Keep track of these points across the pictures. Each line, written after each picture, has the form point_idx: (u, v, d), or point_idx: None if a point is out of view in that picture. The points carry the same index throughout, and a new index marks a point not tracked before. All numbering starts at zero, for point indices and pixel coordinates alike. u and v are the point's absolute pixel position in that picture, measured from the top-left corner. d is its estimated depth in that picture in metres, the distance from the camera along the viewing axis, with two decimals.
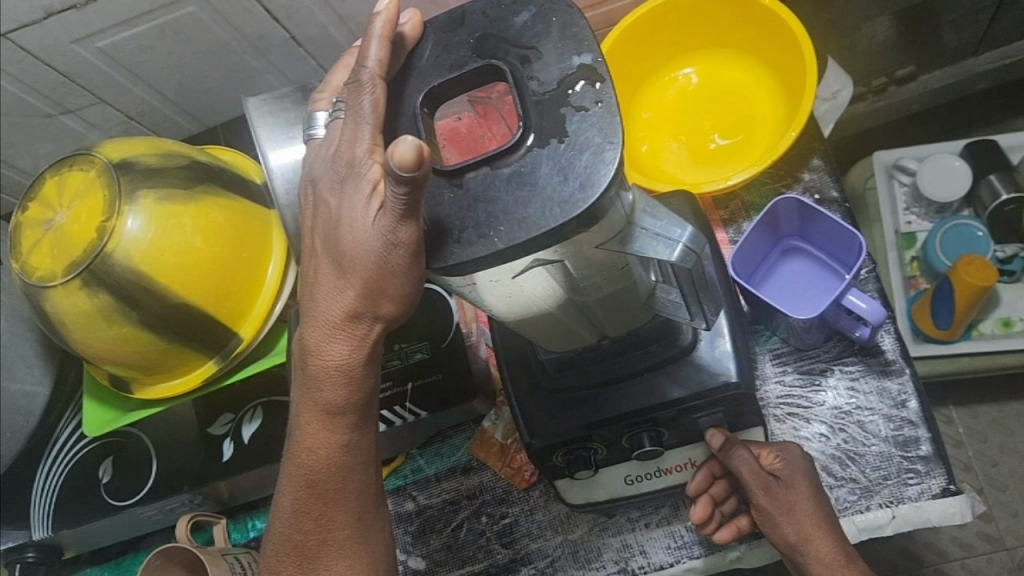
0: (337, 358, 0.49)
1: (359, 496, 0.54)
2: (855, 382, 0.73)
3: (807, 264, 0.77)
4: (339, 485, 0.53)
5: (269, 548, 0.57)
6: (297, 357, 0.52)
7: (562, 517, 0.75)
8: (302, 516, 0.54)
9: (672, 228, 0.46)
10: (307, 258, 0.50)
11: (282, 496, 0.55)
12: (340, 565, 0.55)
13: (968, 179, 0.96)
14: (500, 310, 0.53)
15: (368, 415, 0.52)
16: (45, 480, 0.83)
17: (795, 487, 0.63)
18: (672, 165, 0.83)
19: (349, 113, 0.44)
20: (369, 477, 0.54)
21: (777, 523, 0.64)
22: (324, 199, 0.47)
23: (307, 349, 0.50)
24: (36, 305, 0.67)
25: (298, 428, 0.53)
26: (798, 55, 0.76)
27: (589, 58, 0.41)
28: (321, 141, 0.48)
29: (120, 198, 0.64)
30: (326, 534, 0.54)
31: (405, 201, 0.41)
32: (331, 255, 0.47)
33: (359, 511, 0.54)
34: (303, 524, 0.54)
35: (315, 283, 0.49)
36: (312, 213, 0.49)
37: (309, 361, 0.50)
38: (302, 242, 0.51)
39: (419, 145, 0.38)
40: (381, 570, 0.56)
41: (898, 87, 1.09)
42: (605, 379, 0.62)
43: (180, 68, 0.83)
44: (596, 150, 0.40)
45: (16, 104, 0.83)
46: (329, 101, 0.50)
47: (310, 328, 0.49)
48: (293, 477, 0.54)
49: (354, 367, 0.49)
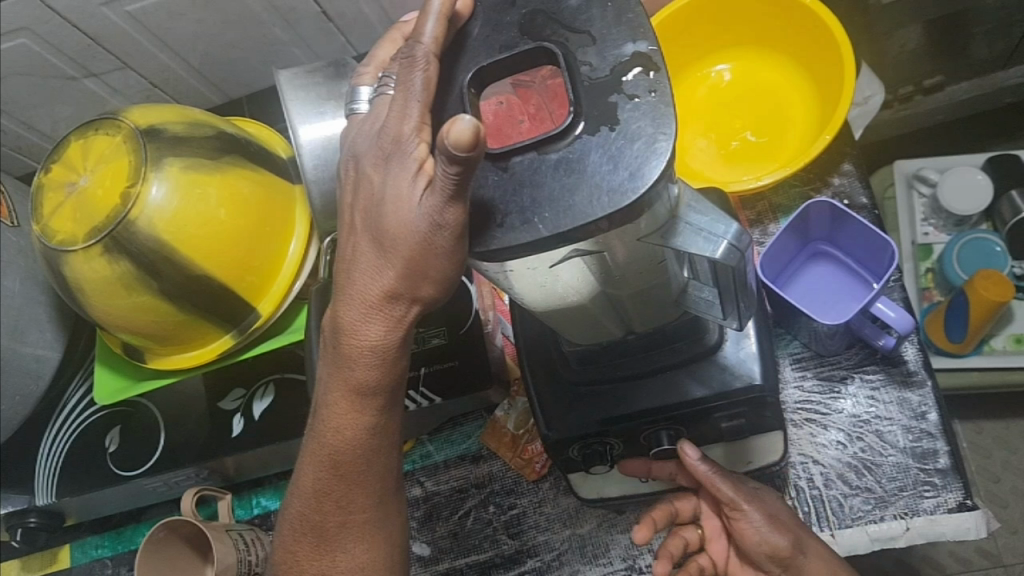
0: (371, 338, 0.48)
1: (381, 479, 0.54)
2: (876, 392, 0.72)
3: (833, 271, 0.77)
4: (363, 467, 0.53)
5: (285, 528, 0.57)
6: (329, 334, 0.51)
7: (571, 511, 0.75)
8: (322, 497, 0.54)
9: (717, 224, 0.45)
10: (345, 234, 0.49)
11: (303, 474, 0.55)
12: (356, 547, 0.55)
13: (990, 193, 0.95)
14: (529, 297, 0.53)
15: (396, 398, 0.52)
16: (51, 446, 0.82)
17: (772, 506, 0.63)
18: (698, 163, 0.82)
19: (398, 89, 0.43)
20: (391, 460, 0.54)
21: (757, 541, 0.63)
22: (366, 175, 0.46)
23: (340, 327, 0.49)
24: (54, 268, 0.66)
25: (325, 407, 0.52)
26: (836, 58, 0.75)
27: (644, 46, 0.41)
28: (365, 116, 0.47)
29: (145, 165, 0.63)
30: (344, 518, 0.54)
31: (455, 182, 0.40)
32: (371, 232, 0.46)
33: (379, 495, 0.54)
34: (323, 505, 0.54)
35: (352, 260, 0.48)
36: (351, 189, 0.48)
37: (342, 340, 0.49)
38: (340, 218, 0.50)
39: (477, 125, 0.37)
40: (395, 555, 0.56)
41: (925, 97, 1.06)
42: (628, 375, 0.61)
43: (207, 37, 0.82)
44: (649, 139, 0.39)
45: (39, 66, 0.81)
46: (373, 76, 0.50)
47: (345, 307, 0.48)
48: (316, 458, 0.53)
49: (388, 348, 0.48)
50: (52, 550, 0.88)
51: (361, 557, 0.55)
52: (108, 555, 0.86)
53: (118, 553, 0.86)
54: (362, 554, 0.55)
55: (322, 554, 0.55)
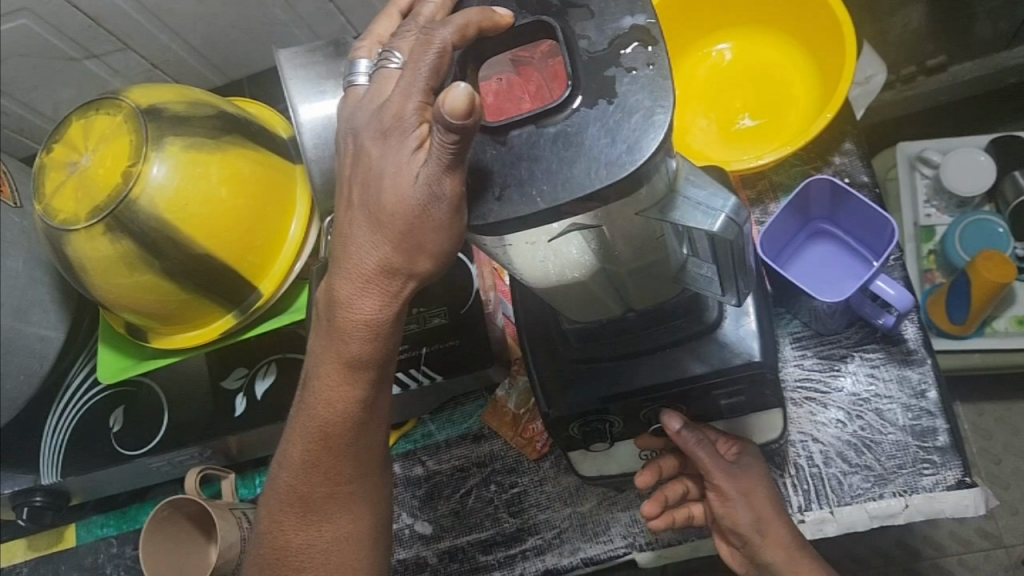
0: (366, 313, 0.48)
1: (367, 452, 0.55)
2: (876, 370, 0.72)
3: (833, 250, 0.77)
4: (351, 440, 0.54)
5: (271, 501, 0.59)
6: (323, 308, 0.51)
7: (571, 489, 0.75)
8: (310, 469, 0.55)
9: (714, 199, 0.45)
10: (343, 208, 0.49)
11: (291, 446, 0.56)
12: (340, 517, 0.57)
13: (993, 173, 0.94)
14: (529, 274, 0.53)
15: (387, 373, 0.52)
16: (55, 426, 0.82)
17: (746, 475, 0.65)
18: (699, 142, 0.82)
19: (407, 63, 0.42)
20: (378, 434, 0.55)
21: (733, 505, 0.64)
22: (365, 149, 0.46)
23: (336, 302, 0.49)
24: (56, 247, 0.67)
25: (316, 380, 0.52)
26: (837, 35, 0.75)
27: (642, 20, 0.41)
28: (366, 91, 0.47)
29: (146, 144, 0.63)
30: (331, 489, 0.56)
31: (454, 150, 0.40)
32: (366, 206, 0.46)
33: (365, 468, 0.56)
34: (311, 477, 0.55)
35: (349, 234, 0.48)
36: (350, 163, 0.48)
37: (335, 316, 0.49)
38: (338, 191, 0.50)
39: (471, 93, 0.37)
40: (378, 524, 0.59)
41: (927, 77, 1.04)
42: (628, 352, 0.61)
43: (207, 17, 0.82)
44: (646, 113, 0.39)
45: (40, 47, 0.81)
46: (371, 51, 0.50)
47: (340, 281, 0.48)
48: (306, 432, 0.54)
49: (384, 324, 0.49)
50: (58, 529, 0.89)
51: (345, 528, 0.57)
52: (113, 534, 0.87)
53: (122, 532, 0.87)
54: (347, 525, 0.57)
55: (309, 524, 0.57)
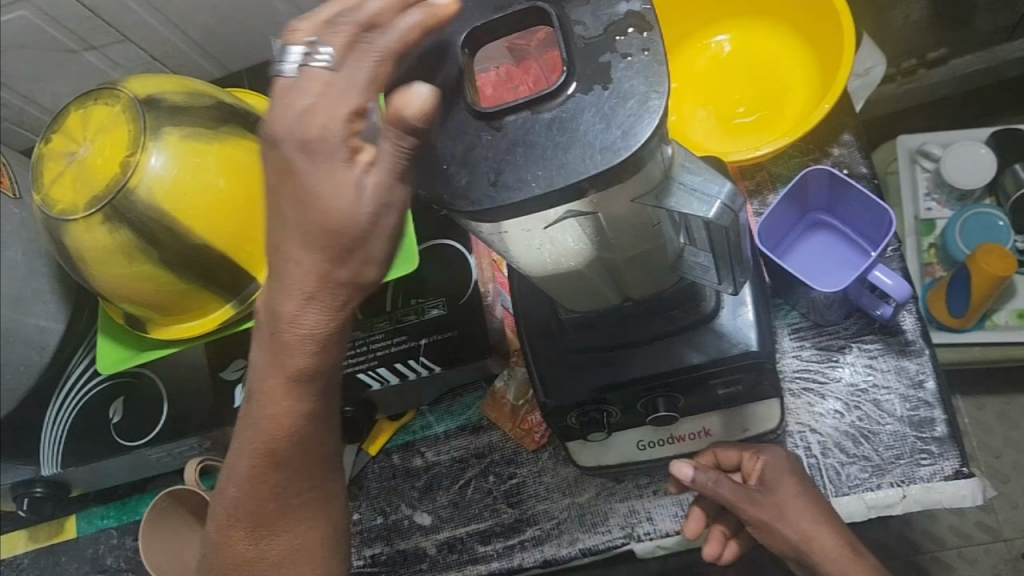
0: (310, 330, 0.47)
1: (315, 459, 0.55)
2: (873, 361, 0.72)
3: (832, 241, 0.77)
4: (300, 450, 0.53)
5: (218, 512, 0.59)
6: (261, 321, 0.49)
7: (570, 480, 0.76)
8: (261, 481, 0.55)
9: (710, 185, 0.45)
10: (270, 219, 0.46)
11: (238, 458, 0.55)
12: (294, 528, 0.58)
13: (993, 166, 0.94)
14: (526, 261, 0.53)
15: (332, 380, 0.52)
16: (56, 417, 0.83)
17: (778, 491, 0.62)
18: (699, 134, 0.82)
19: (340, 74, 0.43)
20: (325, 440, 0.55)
21: (772, 528, 0.62)
22: (288, 159, 0.43)
23: (277, 318, 0.47)
24: (55, 237, 0.67)
25: (260, 394, 0.51)
26: (835, 25, 0.75)
27: (637, 5, 0.41)
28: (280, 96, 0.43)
29: (144, 134, 0.63)
30: (281, 503, 0.56)
31: (408, 157, 0.42)
32: (299, 222, 0.44)
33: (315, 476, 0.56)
34: (261, 489, 0.55)
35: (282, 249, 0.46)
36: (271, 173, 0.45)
37: (275, 337, 0.47)
38: None
39: (433, 91, 0.40)
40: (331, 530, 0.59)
41: (929, 70, 1.05)
42: (625, 342, 0.62)
43: (207, 9, 0.82)
44: (641, 98, 0.39)
45: (40, 39, 0.82)
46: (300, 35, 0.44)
47: (280, 298, 0.46)
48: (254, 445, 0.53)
49: (329, 340, 0.48)
50: (59, 520, 0.89)
51: (297, 539, 0.58)
52: (114, 526, 0.87)
53: (123, 523, 0.87)
54: (299, 536, 0.58)
55: (261, 537, 0.58)
